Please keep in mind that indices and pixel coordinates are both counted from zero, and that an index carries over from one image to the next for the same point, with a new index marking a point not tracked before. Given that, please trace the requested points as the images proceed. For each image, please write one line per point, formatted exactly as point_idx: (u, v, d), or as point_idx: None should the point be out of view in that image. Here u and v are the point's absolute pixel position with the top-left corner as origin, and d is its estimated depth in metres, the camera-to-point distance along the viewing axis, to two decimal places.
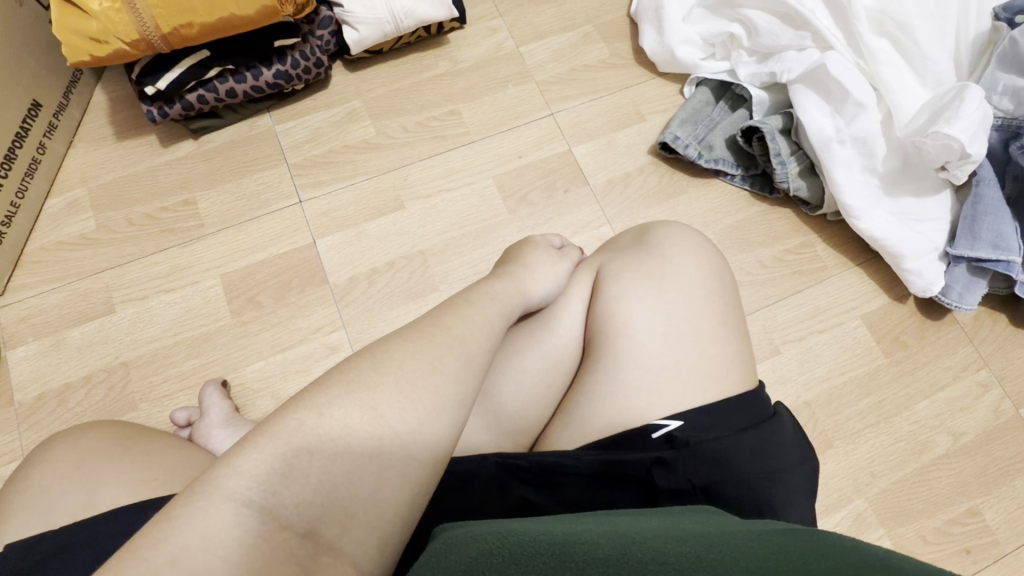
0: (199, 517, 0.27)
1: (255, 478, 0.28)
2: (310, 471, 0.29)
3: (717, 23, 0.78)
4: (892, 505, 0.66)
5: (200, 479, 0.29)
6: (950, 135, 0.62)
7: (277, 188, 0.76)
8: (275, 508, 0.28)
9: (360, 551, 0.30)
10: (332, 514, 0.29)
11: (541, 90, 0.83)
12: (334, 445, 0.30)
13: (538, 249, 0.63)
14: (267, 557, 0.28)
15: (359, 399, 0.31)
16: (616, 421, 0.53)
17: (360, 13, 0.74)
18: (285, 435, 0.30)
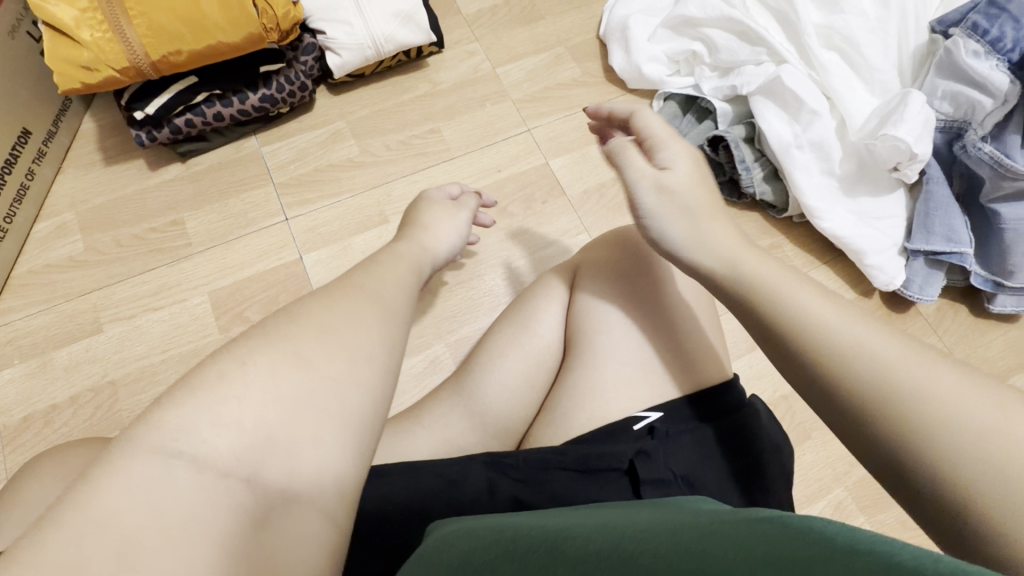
0: (121, 474, 0.25)
1: (184, 429, 0.27)
2: (242, 416, 0.28)
3: (680, 42, 0.84)
4: (869, 492, 0.69)
5: (115, 444, 0.27)
6: (897, 137, 0.66)
7: (263, 207, 0.78)
8: (210, 459, 0.27)
9: (321, 493, 0.29)
10: (276, 457, 0.28)
11: (517, 108, 0.87)
12: (261, 390, 0.29)
13: (431, 205, 0.62)
14: (213, 507, 0.26)
15: (282, 348, 0.31)
16: (597, 415, 0.55)
17: (342, 39, 0.78)
18: (205, 386, 0.28)
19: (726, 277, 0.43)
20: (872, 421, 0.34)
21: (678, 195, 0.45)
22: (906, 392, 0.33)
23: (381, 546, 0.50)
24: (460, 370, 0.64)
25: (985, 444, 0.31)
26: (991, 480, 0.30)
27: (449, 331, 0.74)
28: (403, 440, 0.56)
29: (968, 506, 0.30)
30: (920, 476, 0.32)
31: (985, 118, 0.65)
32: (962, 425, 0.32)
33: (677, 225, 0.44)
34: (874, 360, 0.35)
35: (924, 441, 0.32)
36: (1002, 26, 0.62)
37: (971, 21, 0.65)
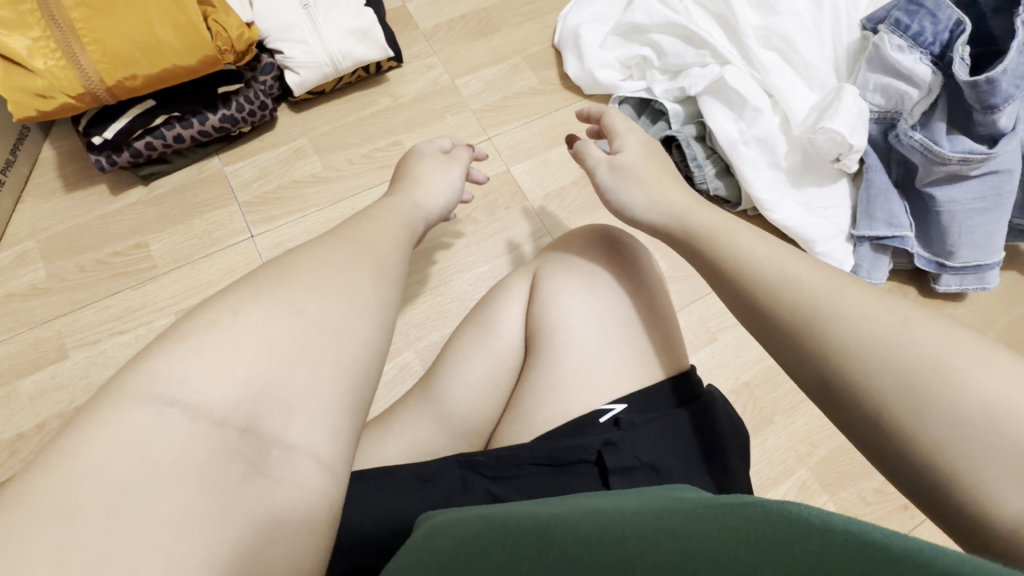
0: (124, 418, 0.29)
1: (176, 380, 0.31)
2: (236, 366, 0.33)
3: (630, 48, 0.87)
4: (830, 470, 0.72)
5: (111, 391, 0.31)
6: (833, 129, 0.70)
7: (227, 225, 0.79)
8: (202, 408, 0.31)
9: (315, 444, 0.33)
10: (267, 406, 0.33)
11: (477, 118, 0.90)
12: (255, 341, 0.34)
13: (423, 158, 0.63)
14: (206, 451, 0.30)
15: (277, 301, 0.36)
16: (559, 411, 0.57)
17: (300, 58, 0.79)
18: (197, 334, 0.33)
19: (676, 228, 0.48)
20: (800, 349, 0.37)
21: (630, 171, 0.53)
22: (828, 318, 0.36)
23: (354, 550, 0.51)
24: (427, 375, 0.65)
25: (899, 361, 0.33)
26: (903, 392, 0.32)
27: (418, 337, 0.76)
28: (372, 447, 0.57)
29: (884, 416, 0.33)
30: (847, 396, 0.34)
31: (914, 107, 0.69)
32: (880, 345, 0.34)
33: (631, 195, 0.52)
34: (803, 292, 0.38)
35: (845, 363, 0.34)
36: (921, 21, 0.66)
37: (894, 18, 0.68)
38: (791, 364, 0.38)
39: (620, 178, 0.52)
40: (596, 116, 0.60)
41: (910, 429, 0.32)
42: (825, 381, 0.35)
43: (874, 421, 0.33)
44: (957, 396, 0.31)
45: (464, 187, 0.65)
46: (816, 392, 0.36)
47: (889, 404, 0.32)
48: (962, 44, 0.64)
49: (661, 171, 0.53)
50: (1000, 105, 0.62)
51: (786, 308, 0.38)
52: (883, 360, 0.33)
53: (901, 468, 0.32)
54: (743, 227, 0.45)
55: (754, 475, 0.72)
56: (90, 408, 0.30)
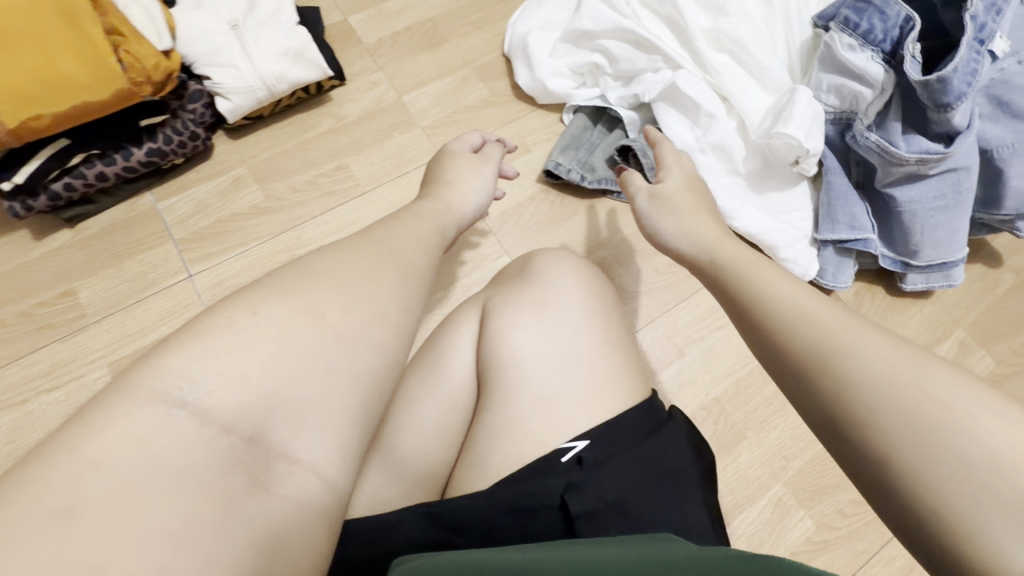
0: (131, 417, 0.30)
1: (188, 381, 0.32)
2: (249, 369, 0.33)
3: (580, 55, 0.84)
4: (805, 484, 0.71)
5: (121, 387, 0.32)
6: (788, 134, 0.68)
7: (163, 266, 0.74)
8: (211, 412, 0.32)
9: (319, 458, 0.34)
10: (278, 415, 0.33)
11: (426, 135, 0.86)
12: (271, 342, 0.35)
13: (455, 160, 0.66)
14: (212, 456, 0.31)
15: (297, 303, 0.37)
16: (514, 452, 0.54)
17: (230, 83, 0.75)
18: (213, 332, 0.34)
19: (704, 258, 0.49)
20: (810, 386, 0.36)
21: (668, 200, 0.55)
22: (841, 356, 0.35)
23: None
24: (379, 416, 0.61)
25: (910, 405, 0.32)
26: (913, 438, 0.31)
27: None
28: None
29: (892, 461, 0.32)
30: (856, 439, 0.33)
31: (869, 107, 0.67)
32: (890, 387, 0.33)
33: (661, 220, 0.54)
34: (815, 327, 0.37)
35: (854, 401, 0.34)
36: (870, 19, 0.64)
37: (842, 16, 0.66)
38: (800, 402, 0.37)
39: (657, 204, 0.56)
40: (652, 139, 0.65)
41: (918, 476, 0.31)
42: (832, 419, 0.34)
43: (882, 466, 0.32)
44: (969, 443, 0.30)
45: (496, 187, 0.67)
46: (824, 432, 0.35)
47: (897, 449, 0.32)
48: (913, 41, 0.61)
49: (696, 204, 0.55)
50: (955, 104, 0.60)
51: (792, 339, 0.37)
52: (894, 403, 0.32)
53: (905, 520, 0.31)
54: (765, 262, 0.45)
55: (729, 495, 0.70)
56: (97, 405, 0.31)
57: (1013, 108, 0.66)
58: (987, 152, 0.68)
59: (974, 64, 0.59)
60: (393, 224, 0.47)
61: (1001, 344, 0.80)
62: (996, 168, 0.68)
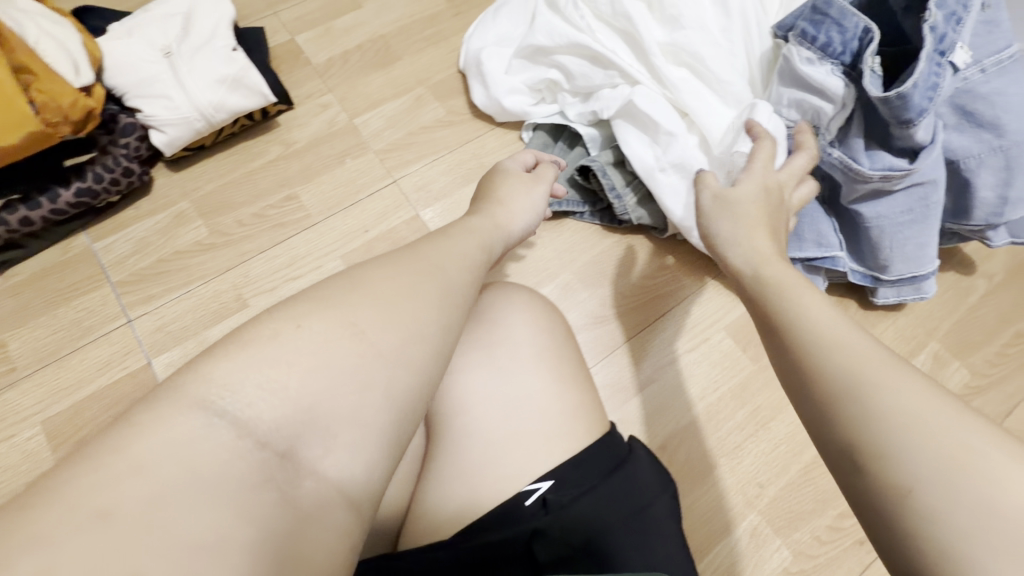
0: (172, 422, 0.30)
1: (230, 391, 0.32)
2: (289, 383, 0.33)
3: (536, 71, 0.81)
4: (780, 512, 0.68)
5: (165, 392, 0.32)
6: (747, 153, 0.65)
7: (100, 312, 0.70)
8: (249, 423, 0.32)
9: (345, 476, 0.33)
10: (310, 430, 0.33)
11: (380, 159, 0.83)
12: (310, 356, 0.34)
13: (508, 180, 0.62)
14: (246, 470, 0.31)
15: (341, 317, 0.36)
16: (465, 504, 0.52)
17: (163, 115, 0.70)
18: (258, 342, 0.34)
19: (748, 276, 0.45)
20: (834, 410, 0.34)
21: (734, 204, 0.51)
22: (872, 382, 0.33)
23: None
24: None
25: (937, 442, 0.30)
26: (936, 474, 0.29)
27: None
28: None
29: (911, 497, 0.29)
30: (875, 470, 0.31)
31: (830, 122, 0.64)
32: (920, 420, 0.30)
33: (719, 222, 0.51)
34: (850, 352, 0.35)
35: (879, 430, 0.31)
36: (828, 32, 0.61)
37: (800, 28, 0.63)
38: (820, 427, 0.35)
39: (718, 207, 0.51)
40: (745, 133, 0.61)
41: (935, 516, 0.28)
42: (852, 445, 0.32)
43: (898, 502, 0.30)
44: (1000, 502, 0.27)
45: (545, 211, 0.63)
46: (839, 461, 0.33)
47: (918, 485, 0.29)
48: (873, 54, 0.58)
49: (763, 216, 0.50)
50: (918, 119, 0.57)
51: (822, 358, 0.35)
52: (921, 438, 0.30)
53: (910, 564, 0.29)
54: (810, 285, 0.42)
55: (703, 527, 0.67)
56: (145, 405, 0.32)
57: (977, 117, 0.63)
58: (953, 163, 0.66)
59: (935, 78, 0.57)
60: (444, 238, 0.46)
61: (976, 354, 0.79)
62: (963, 179, 0.67)
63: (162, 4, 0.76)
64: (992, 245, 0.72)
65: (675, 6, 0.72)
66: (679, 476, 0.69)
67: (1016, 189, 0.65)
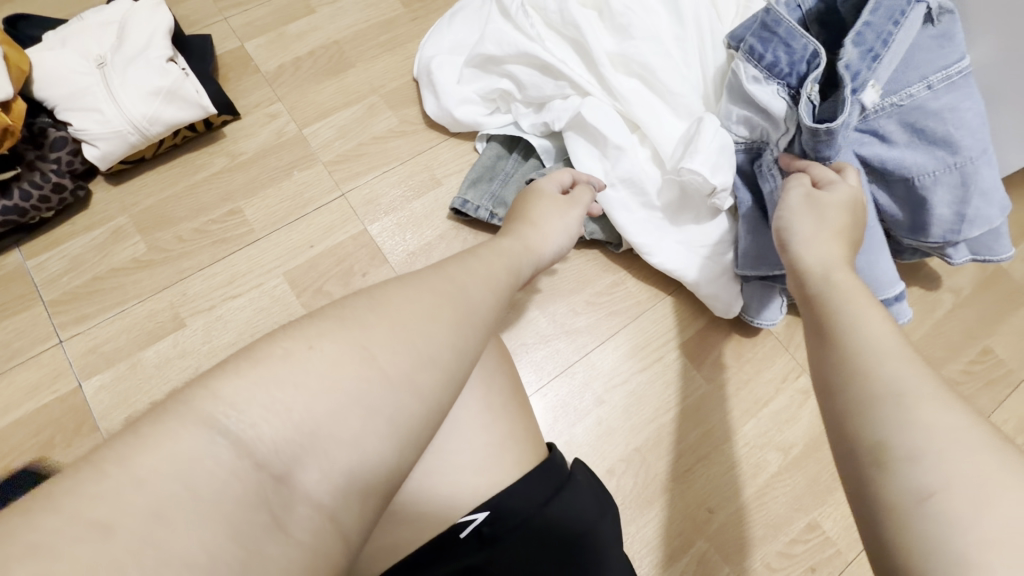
0: (174, 437, 0.28)
1: (235, 409, 0.29)
2: (292, 406, 0.30)
3: (488, 80, 0.79)
4: (730, 539, 0.66)
5: (175, 402, 0.30)
6: (693, 169, 0.63)
7: (30, 333, 0.68)
8: (250, 444, 0.29)
9: (329, 502, 0.30)
10: (311, 455, 0.30)
11: (329, 171, 0.80)
12: (318, 379, 0.31)
13: (543, 199, 0.60)
14: (243, 490, 0.28)
15: (353, 338, 0.33)
16: (388, 544, 0.49)
17: (94, 129, 0.68)
18: (270, 361, 0.31)
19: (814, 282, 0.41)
20: (862, 411, 0.31)
21: (824, 205, 0.48)
22: (920, 394, 0.30)
23: None
24: None
25: (981, 463, 0.26)
26: (968, 484, 0.26)
27: None
28: None
29: (935, 503, 0.26)
30: (898, 472, 0.28)
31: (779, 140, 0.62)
32: (954, 433, 0.28)
33: (803, 223, 0.47)
34: (890, 357, 0.32)
35: (919, 436, 0.28)
36: (774, 51, 0.59)
37: (748, 44, 0.61)
38: (846, 422, 0.31)
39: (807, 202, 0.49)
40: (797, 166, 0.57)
41: (959, 525, 0.25)
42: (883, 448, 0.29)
43: (919, 506, 0.26)
44: None
45: (582, 231, 0.62)
46: (856, 466, 0.30)
47: (945, 491, 0.26)
48: (813, 81, 0.57)
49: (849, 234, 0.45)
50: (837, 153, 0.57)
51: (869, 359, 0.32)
52: (952, 448, 0.27)
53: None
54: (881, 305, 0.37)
55: (649, 554, 0.66)
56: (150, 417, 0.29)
57: (928, 134, 0.60)
58: (910, 180, 0.63)
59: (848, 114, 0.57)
60: (470, 261, 0.44)
61: (939, 372, 0.77)
62: (919, 196, 0.63)
63: (98, 13, 0.74)
64: (953, 263, 0.69)
65: (624, 14, 0.70)
66: (625, 501, 0.67)
67: (972, 206, 0.62)
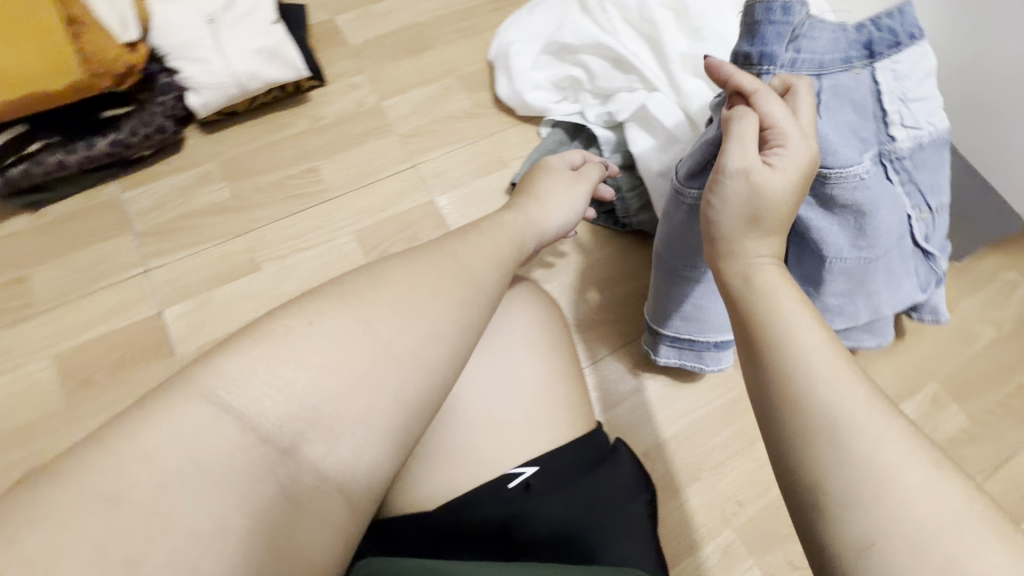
0: (180, 413, 0.31)
1: (237, 387, 0.33)
2: (295, 380, 0.34)
3: (561, 68, 0.84)
4: (757, 533, 0.68)
5: (186, 379, 0.33)
6: None
7: (118, 258, 0.73)
8: (254, 419, 0.32)
9: (341, 477, 0.34)
10: (316, 431, 0.33)
11: (402, 143, 0.85)
12: (322, 355, 0.34)
13: (550, 174, 0.64)
14: (249, 463, 0.31)
15: (356, 314, 0.36)
16: (446, 484, 0.53)
17: (199, 78, 0.74)
18: (272, 339, 0.34)
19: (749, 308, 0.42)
20: (804, 453, 0.34)
21: (764, 187, 0.43)
22: (847, 428, 0.33)
23: None
24: None
25: (909, 506, 0.30)
26: (899, 526, 0.29)
27: None
28: None
29: (874, 550, 0.30)
30: (839, 515, 0.31)
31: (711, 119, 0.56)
32: (892, 474, 0.31)
33: (730, 222, 0.45)
34: (827, 388, 0.35)
35: (856, 477, 0.31)
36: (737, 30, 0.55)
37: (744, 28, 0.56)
38: (783, 461, 0.35)
39: (749, 195, 0.43)
40: (737, 89, 0.48)
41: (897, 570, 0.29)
42: (821, 488, 0.32)
43: (861, 550, 0.30)
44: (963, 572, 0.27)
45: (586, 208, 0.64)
46: (798, 500, 0.34)
47: (882, 540, 0.30)
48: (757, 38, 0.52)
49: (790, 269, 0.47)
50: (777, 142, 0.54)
51: (799, 397, 0.35)
52: (888, 491, 0.30)
53: None
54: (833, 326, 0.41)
55: (675, 537, 0.68)
56: (161, 394, 0.33)
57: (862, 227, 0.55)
58: (824, 262, 0.57)
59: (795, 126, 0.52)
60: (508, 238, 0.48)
61: (975, 401, 0.78)
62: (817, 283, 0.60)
63: None
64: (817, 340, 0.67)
65: (699, 17, 0.73)
66: (656, 485, 0.70)
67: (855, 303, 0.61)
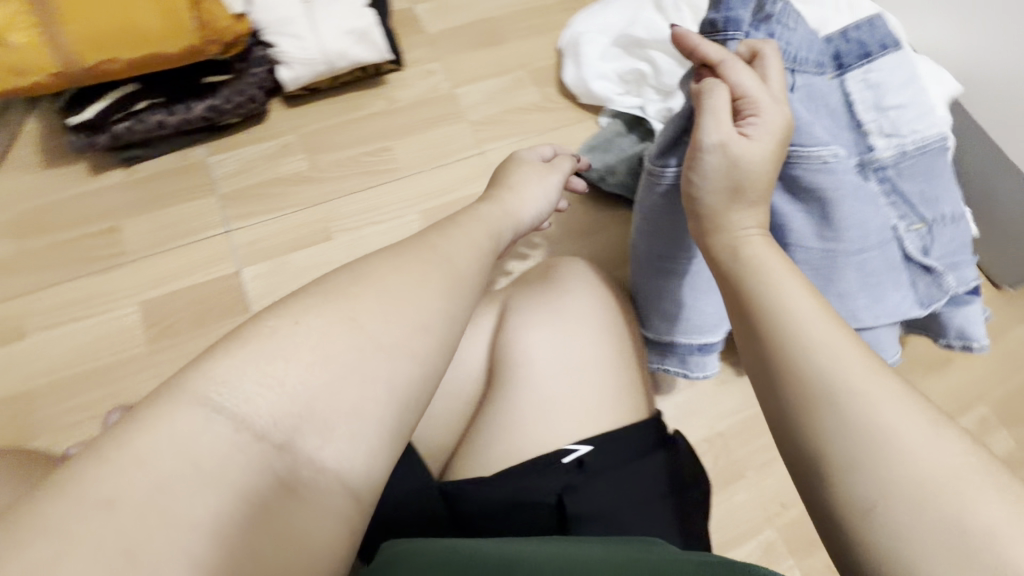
0: (168, 418, 0.29)
1: (227, 387, 0.31)
2: (285, 378, 0.32)
3: (628, 62, 0.86)
4: (799, 535, 0.69)
5: (171, 386, 0.31)
6: None
7: (203, 217, 0.77)
8: (246, 418, 0.31)
9: (345, 472, 0.32)
10: (310, 427, 0.32)
11: (473, 129, 0.88)
12: (311, 352, 0.33)
13: (522, 167, 0.66)
14: (246, 463, 0.30)
15: (339, 312, 0.35)
16: (514, 450, 0.56)
17: (294, 53, 0.78)
18: (256, 340, 0.33)
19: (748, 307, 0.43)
20: (803, 419, 0.36)
21: (742, 157, 0.46)
22: (839, 395, 0.35)
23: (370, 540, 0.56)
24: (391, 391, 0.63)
25: (912, 469, 0.31)
26: (906, 489, 0.31)
27: None
28: None
29: (879, 510, 0.31)
30: (846, 481, 0.33)
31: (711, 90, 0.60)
32: (893, 436, 0.32)
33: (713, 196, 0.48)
34: (823, 356, 0.37)
35: (859, 441, 0.33)
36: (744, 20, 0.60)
37: None
38: (790, 444, 0.37)
39: (727, 168, 0.47)
40: (704, 57, 0.50)
41: (903, 529, 0.30)
42: (824, 456, 0.34)
43: (871, 511, 0.31)
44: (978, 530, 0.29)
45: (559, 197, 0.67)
46: (809, 474, 0.35)
47: (886, 501, 0.31)
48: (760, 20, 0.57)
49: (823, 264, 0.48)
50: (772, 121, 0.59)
51: (797, 375, 0.37)
52: (887, 452, 0.32)
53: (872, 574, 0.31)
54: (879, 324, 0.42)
55: (718, 531, 0.69)
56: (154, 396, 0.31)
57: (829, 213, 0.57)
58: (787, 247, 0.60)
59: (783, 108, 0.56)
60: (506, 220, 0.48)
61: None
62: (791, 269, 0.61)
63: None
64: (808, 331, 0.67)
65: None
66: None
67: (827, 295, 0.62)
